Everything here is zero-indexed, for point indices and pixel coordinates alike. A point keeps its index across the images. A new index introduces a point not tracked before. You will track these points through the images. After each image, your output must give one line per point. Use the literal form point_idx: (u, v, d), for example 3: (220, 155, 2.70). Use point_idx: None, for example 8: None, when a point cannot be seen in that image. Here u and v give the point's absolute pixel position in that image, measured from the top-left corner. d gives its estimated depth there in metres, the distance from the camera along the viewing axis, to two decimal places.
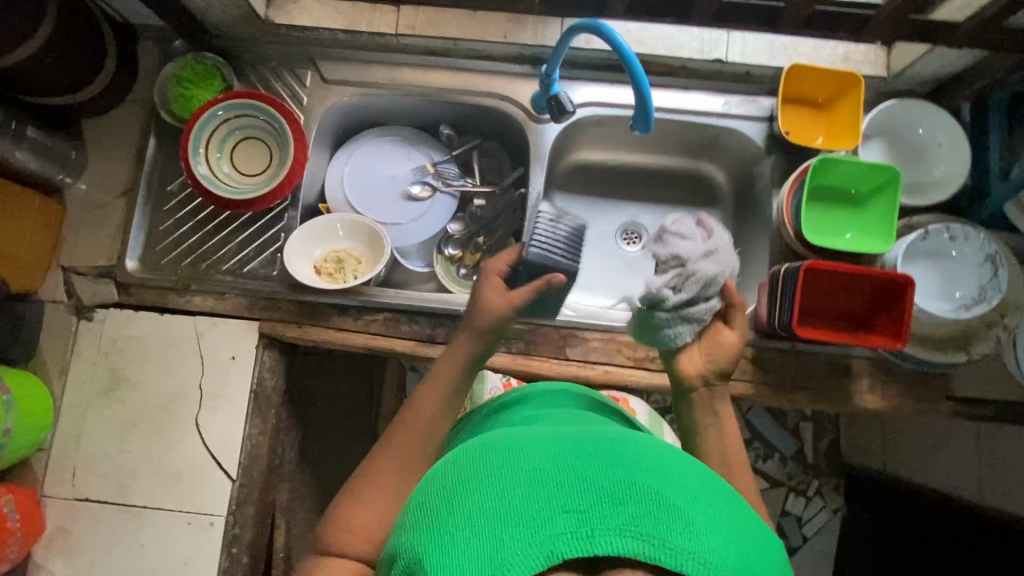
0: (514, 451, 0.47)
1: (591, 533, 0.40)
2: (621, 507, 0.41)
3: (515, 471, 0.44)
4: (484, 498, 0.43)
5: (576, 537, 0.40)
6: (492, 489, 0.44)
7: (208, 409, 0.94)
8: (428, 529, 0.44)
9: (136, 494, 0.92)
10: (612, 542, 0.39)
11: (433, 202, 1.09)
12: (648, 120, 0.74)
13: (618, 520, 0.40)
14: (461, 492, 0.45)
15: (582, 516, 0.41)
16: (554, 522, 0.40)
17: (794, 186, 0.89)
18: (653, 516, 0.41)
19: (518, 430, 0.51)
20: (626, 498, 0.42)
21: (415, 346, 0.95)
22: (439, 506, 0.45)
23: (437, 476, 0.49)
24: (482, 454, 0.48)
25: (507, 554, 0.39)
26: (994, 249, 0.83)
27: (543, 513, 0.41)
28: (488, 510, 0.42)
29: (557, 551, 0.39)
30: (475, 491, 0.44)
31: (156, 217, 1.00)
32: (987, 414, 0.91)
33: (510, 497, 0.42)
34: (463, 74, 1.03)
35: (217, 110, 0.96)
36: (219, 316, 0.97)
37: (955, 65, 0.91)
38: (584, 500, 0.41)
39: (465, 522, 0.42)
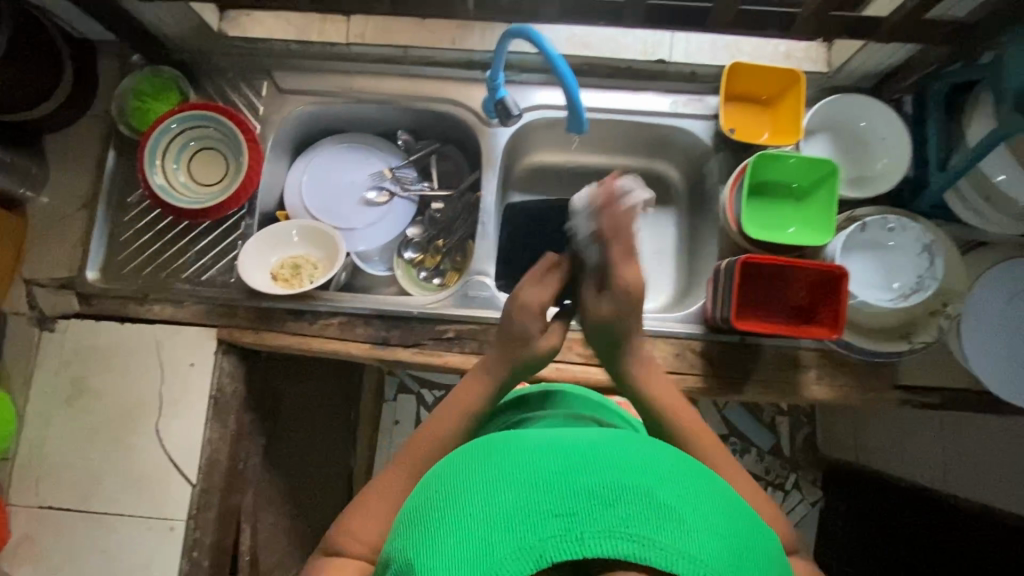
0: (508, 460, 0.51)
1: (580, 536, 0.43)
2: (608, 509, 0.44)
3: (507, 479, 0.48)
4: (480, 508, 0.47)
5: (566, 539, 0.43)
6: (488, 499, 0.47)
7: (168, 415, 0.95)
8: (427, 532, 0.48)
9: (98, 501, 0.94)
10: (601, 544, 0.43)
11: (391, 207, 1.11)
12: (581, 120, 0.76)
13: (605, 523, 0.44)
14: (460, 501, 0.49)
15: (570, 519, 0.44)
16: (544, 525, 0.44)
17: (733, 184, 0.91)
18: (641, 517, 0.44)
19: (514, 436, 0.55)
20: (614, 501, 0.45)
21: (369, 348, 0.96)
22: (437, 509, 0.50)
23: (437, 485, 0.53)
24: (477, 464, 0.52)
25: (500, 556, 0.43)
26: (930, 239, 0.85)
27: (534, 516, 0.45)
28: (483, 516, 0.46)
29: (547, 553, 0.43)
30: (470, 501, 0.48)
31: (116, 227, 1.02)
32: (934, 402, 0.92)
33: (504, 506, 0.46)
34: (415, 80, 1.04)
35: (172, 122, 0.99)
36: (178, 324, 0.98)
37: (892, 59, 0.93)
38: (572, 504, 0.45)
39: (462, 526, 0.47)
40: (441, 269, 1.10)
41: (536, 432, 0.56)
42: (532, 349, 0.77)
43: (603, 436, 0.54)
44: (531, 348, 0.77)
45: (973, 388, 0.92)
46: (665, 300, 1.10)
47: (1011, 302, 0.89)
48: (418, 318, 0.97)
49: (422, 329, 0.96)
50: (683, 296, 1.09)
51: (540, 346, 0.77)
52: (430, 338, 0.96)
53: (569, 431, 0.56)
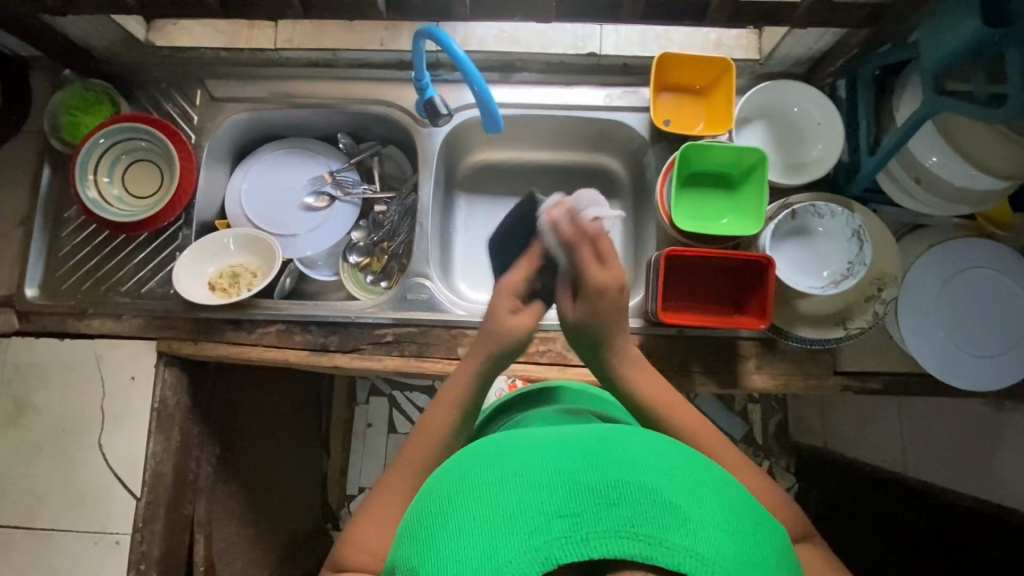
0: (513, 461, 0.51)
1: (586, 536, 0.43)
2: (613, 508, 0.45)
3: (512, 481, 0.48)
4: (481, 512, 0.47)
5: (572, 541, 0.43)
6: (489, 502, 0.47)
7: (110, 429, 0.95)
8: (430, 537, 0.48)
9: (44, 517, 0.94)
10: (608, 543, 0.43)
11: (331, 211, 1.10)
12: (496, 119, 0.78)
13: (610, 522, 0.44)
14: (458, 505, 0.49)
15: (576, 519, 0.44)
16: (550, 527, 0.44)
17: (664, 177, 0.91)
18: (644, 515, 0.44)
19: (519, 438, 0.56)
20: (620, 500, 0.45)
21: (309, 355, 0.96)
22: (440, 513, 0.49)
23: (435, 491, 0.53)
24: (479, 466, 0.52)
25: (506, 559, 0.43)
26: (858, 224, 0.85)
27: (538, 518, 0.45)
28: (486, 518, 0.46)
29: (553, 555, 0.43)
30: (471, 505, 0.48)
31: (54, 243, 1.02)
32: (875, 387, 0.91)
33: (506, 508, 0.46)
34: (349, 83, 1.04)
35: (100, 137, 0.98)
36: (118, 338, 0.98)
37: (820, 43, 0.92)
38: (577, 505, 0.45)
39: (467, 530, 0.46)
40: (388, 271, 1.09)
41: (538, 431, 0.57)
42: (503, 331, 0.76)
43: (605, 433, 0.55)
44: (512, 330, 0.76)
45: (914, 371, 0.92)
46: None
47: (945, 286, 0.89)
48: (358, 323, 0.97)
49: (361, 334, 0.96)
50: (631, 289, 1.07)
51: (509, 327, 0.76)
52: (369, 342, 0.96)
53: (573, 429, 0.56)
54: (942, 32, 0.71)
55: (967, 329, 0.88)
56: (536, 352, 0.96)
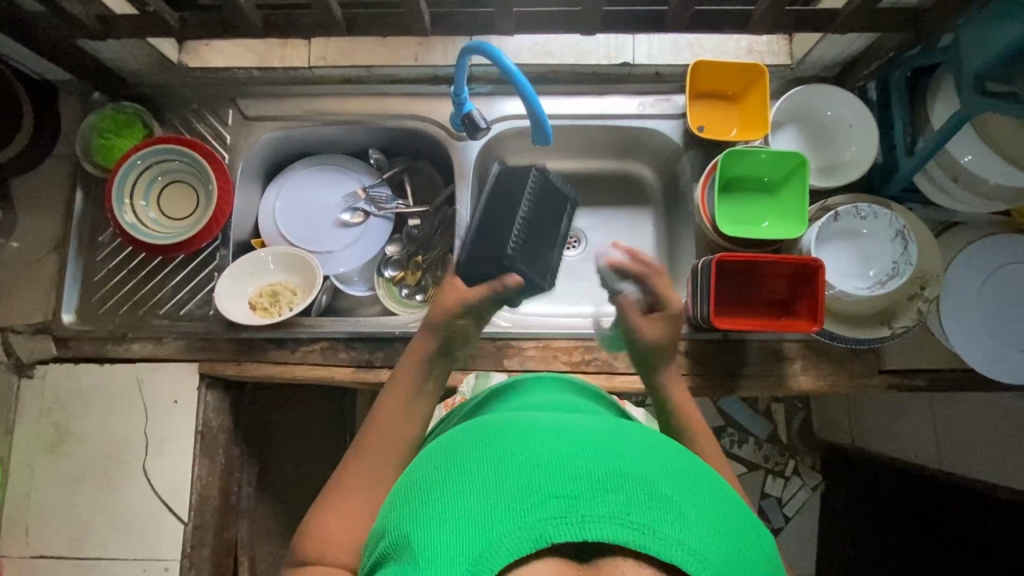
0: (508, 437, 0.48)
1: (581, 519, 0.41)
2: (611, 494, 0.42)
3: (506, 456, 0.45)
4: (475, 482, 0.44)
5: (566, 522, 0.41)
6: (484, 474, 0.45)
7: (155, 454, 0.94)
8: (415, 511, 0.45)
9: (89, 546, 0.92)
10: (604, 529, 0.40)
11: (366, 226, 1.10)
12: (546, 130, 0.81)
13: (608, 508, 0.41)
14: (454, 474, 0.46)
15: (571, 502, 0.41)
16: (544, 507, 0.41)
17: (704, 183, 0.92)
18: (643, 505, 0.41)
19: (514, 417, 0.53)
20: (617, 486, 0.42)
21: (354, 372, 0.96)
22: (428, 485, 0.47)
23: (429, 462, 0.50)
24: (475, 442, 0.49)
25: (496, 536, 0.41)
26: (901, 224, 0.86)
27: (534, 495, 0.42)
28: (478, 493, 0.43)
29: (546, 534, 0.40)
30: (466, 476, 0.45)
31: (89, 268, 1.01)
32: (919, 384, 0.92)
33: (501, 481, 0.44)
34: (382, 98, 1.05)
35: (136, 158, 0.98)
36: (159, 361, 0.97)
37: (853, 47, 0.93)
38: (576, 486, 0.42)
39: (455, 503, 0.44)
40: (423, 285, 1.09)
41: (537, 415, 0.54)
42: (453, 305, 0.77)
43: (607, 423, 0.52)
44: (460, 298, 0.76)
45: (956, 366, 0.93)
46: None
47: (987, 280, 0.90)
48: (402, 338, 0.96)
49: (405, 349, 0.96)
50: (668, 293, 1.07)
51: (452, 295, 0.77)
52: None
53: (571, 416, 0.53)
54: (984, 34, 0.73)
55: (1008, 324, 0.89)
56: (581, 361, 0.96)
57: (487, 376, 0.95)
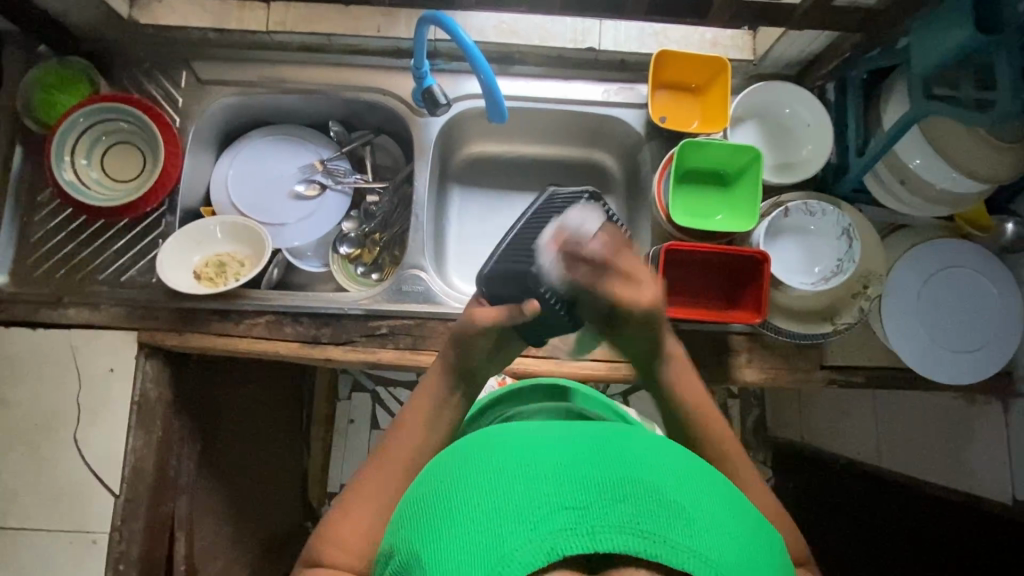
0: (520, 451, 0.49)
1: (592, 530, 0.41)
2: (620, 503, 0.43)
3: (515, 472, 0.46)
4: (486, 497, 0.45)
5: (578, 533, 0.41)
6: (495, 489, 0.46)
7: (87, 423, 0.91)
8: (427, 530, 0.46)
9: (13, 517, 0.89)
10: (615, 538, 0.41)
11: (322, 200, 1.07)
12: (501, 108, 0.83)
13: (617, 517, 0.42)
14: (463, 492, 0.47)
15: (582, 512, 0.42)
16: (555, 519, 0.42)
17: (661, 174, 0.93)
18: (652, 513, 0.43)
19: (523, 431, 0.54)
20: (624, 496, 0.44)
21: (299, 347, 0.94)
22: (440, 504, 0.48)
23: (437, 479, 0.51)
24: (485, 457, 0.50)
25: (507, 550, 0.41)
26: (847, 222, 0.88)
27: (543, 509, 0.43)
28: (490, 508, 0.44)
29: (557, 547, 0.41)
30: (475, 492, 0.46)
31: (26, 229, 0.97)
32: (859, 381, 0.95)
33: (511, 496, 0.45)
34: (343, 70, 1.02)
35: (79, 116, 0.94)
36: (96, 328, 0.94)
37: (813, 45, 0.94)
38: (585, 497, 0.43)
39: (468, 519, 0.44)
40: (379, 263, 1.07)
41: (544, 428, 0.55)
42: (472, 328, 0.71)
43: (608, 432, 0.53)
44: (468, 324, 0.71)
45: (895, 365, 0.96)
46: None
47: (928, 281, 0.93)
48: (351, 315, 0.95)
49: (354, 325, 0.95)
50: None
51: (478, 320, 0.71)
52: (363, 335, 0.95)
53: (577, 426, 0.55)
54: (933, 40, 0.73)
55: (947, 325, 0.92)
56: (532, 346, 0.96)
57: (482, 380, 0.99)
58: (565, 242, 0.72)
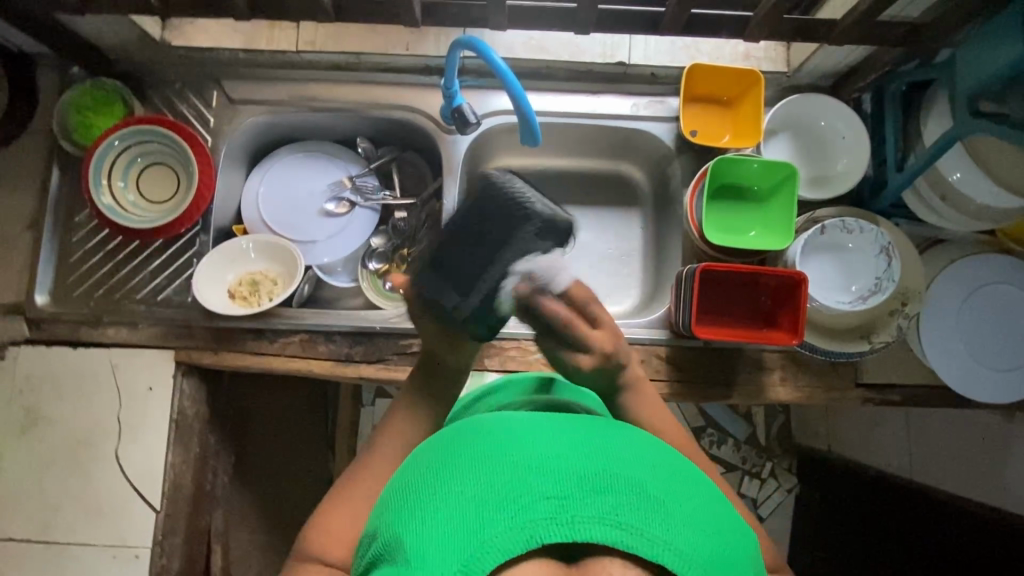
0: (501, 443, 0.49)
1: (571, 520, 0.41)
2: (600, 496, 0.43)
3: (499, 459, 0.47)
4: (468, 482, 0.46)
5: (557, 522, 0.41)
6: (478, 476, 0.46)
7: (128, 440, 0.93)
8: (408, 513, 0.46)
9: (58, 531, 0.91)
10: (593, 529, 0.41)
11: (351, 217, 1.08)
12: (534, 130, 0.82)
13: (597, 508, 0.42)
14: (447, 477, 0.47)
15: (562, 502, 0.42)
16: (534, 507, 0.42)
17: (693, 190, 0.92)
18: (631, 507, 0.42)
19: (505, 423, 0.54)
20: (605, 489, 0.43)
21: (333, 366, 0.95)
22: (424, 487, 0.48)
23: (423, 466, 0.52)
24: (470, 444, 0.50)
25: (487, 537, 0.41)
26: (886, 240, 0.86)
27: (525, 497, 0.43)
28: (471, 493, 0.45)
29: (537, 536, 0.41)
30: (461, 478, 0.47)
31: (64, 250, 0.99)
32: (895, 399, 0.93)
33: (493, 482, 0.45)
34: (370, 87, 1.02)
35: (114, 138, 0.95)
36: (135, 347, 0.95)
37: (849, 59, 0.93)
38: (565, 488, 0.43)
39: (449, 504, 0.45)
40: None
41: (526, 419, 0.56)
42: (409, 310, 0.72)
43: (592, 428, 0.53)
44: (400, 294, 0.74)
45: (933, 383, 0.94)
46: (630, 306, 1.08)
47: (968, 299, 0.91)
48: (383, 333, 0.96)
49: (386, 344, 0.95)
50: (649, 299, 1.06)
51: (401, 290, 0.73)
52: (394, 353, 0.95)
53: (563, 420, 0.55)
54: (980, 54, 0.72)
55: (987, 345, 0.90)
56: None
57: (482, 376, 0.96)
58: (529, 295, 0.67)
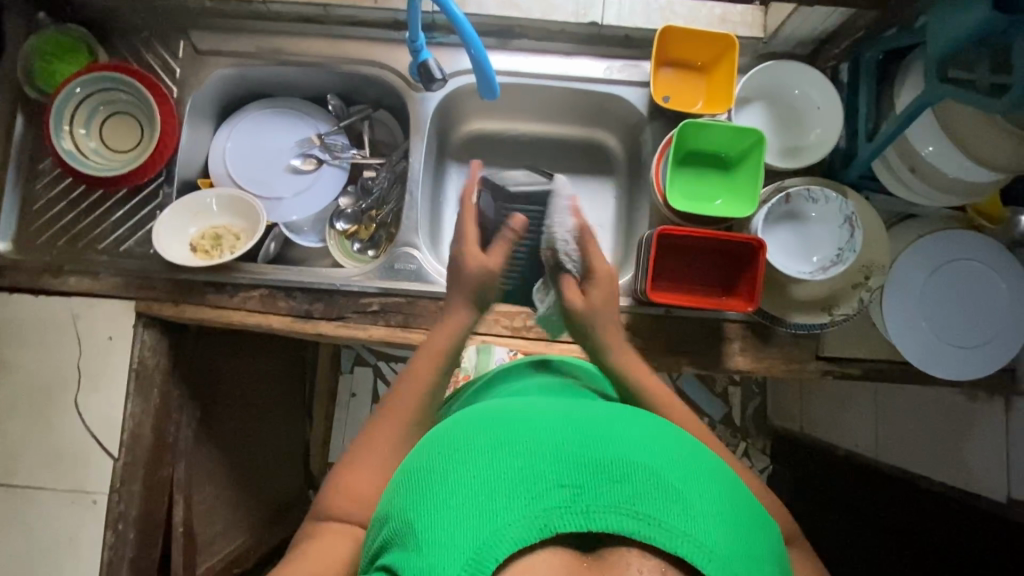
0: (513, 428, 0.48)
1: (586, 509, 0.43)
2: (615, 484, 0.44)
3: (511, 445, 0.46)
4: (480, 467, 0.45)
5: (571, 511, 0.43)
6: (490, 461, 0.46)
7: (87, 389, 0.94)
8: (419, 497, 0.46)
9: (17, 475, 0.92)
10: (608, 518, 0.42)
11: (318, 175, 1.07)
12: (492, 84, 0.80)
13: (612, 498, 0.43)
14: (457, 460, 0.47)
15: (577, 491, 0.43)
16: (549, 497, 0.43)
17: (659, 156, 0.90)
18: (646, 495, 0.43)
19: (516, 406, 0.53)
20: (620, 477, 0.44)
21: (293, 322, 0.95)
22: (433, 470, 0.47)
23: (428, 449, 0.50)
24: (481, 426, 0.49)
25: (502, 525, 0.42)
26: (851, 210, 0.85)
27: (539, 486, 0.43)
28: (483, 479, 0.44)
29: (552, 524, 0.42)
30: (470, 463, 0.46)
31: (28, 198, 0.98)
32: (854, 373, 0.93)
33: (504, 469, 0.45)
34: (340, 42, 1.01)
35: (76, 85, 0.94)
36: (97, 297, 0.95)
37: (827, 23, 0.90)
38: (580, 477, 0.44)
39: (461, 490, 0.44)
40: (376, 240, 1.06)
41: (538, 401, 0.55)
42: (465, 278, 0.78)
43: (606, 411, 0.53)
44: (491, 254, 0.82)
45: (896, 359, 0.93)
46: None
47: (933, 274, 0.90)
48: (344, 291, 0.95)
49: (347, 302, 0.95)
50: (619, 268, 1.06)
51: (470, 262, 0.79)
52: (355, 311, 0.95)
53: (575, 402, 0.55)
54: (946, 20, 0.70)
55: (951, 321, 0.89)
56: (523, 327, 0.95)
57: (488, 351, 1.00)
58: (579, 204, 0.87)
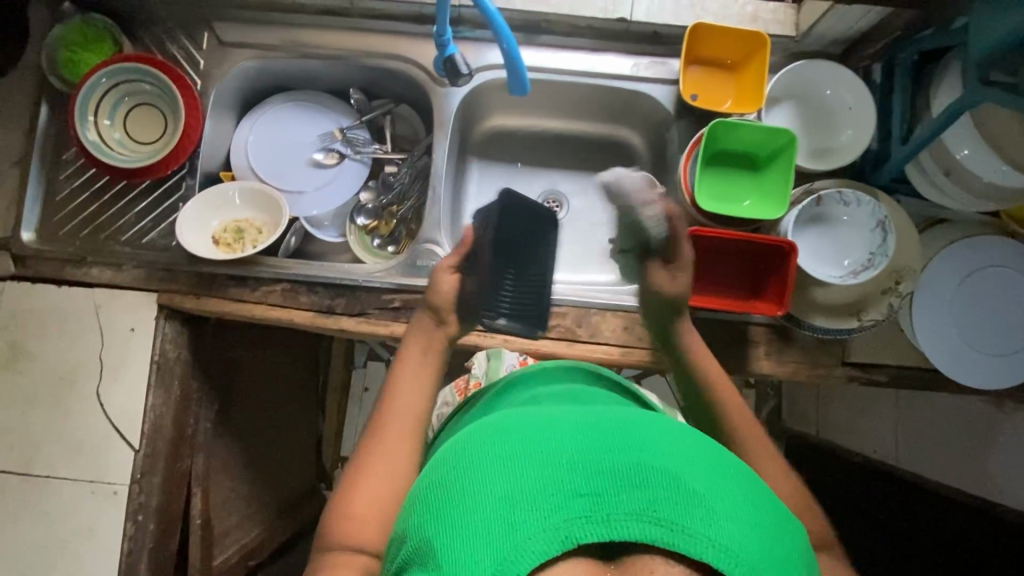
0: (527, 437, 0.47)
1: (607, 517, 0.42)
2: (634, 490, 0.43)
3: (526, 455, 0.46)
4: (496, 480, 0.45)
5: (591, 521, 0.42)
6: (506, 473, 0.45)
7: (108, 379, 0.94)
8: (437, 514, 0.45)
9: (39, 464, 0.93)
10: (630, 527, 0.41)
11: (340, 169, 1.06)
12: (522, 80, 0.79)
13: (632, 505, 0.42)
14: (472, 474, 0.46)
15: (597, 500, 0.43)
16: (568, 507, 0.42)
17: (687, 155, 0.88)
18: (667, 501, 0.43)
19: (529, 414, 0.52)
20: (639, 483, 0.43)
21: (313, 317, 0.95)
22: (448, 486, 0.46)
23: (441, 463, 0.50)
24: (493, 436, 0.49)
25: (522, 539, 0.41)
26: (883, 214, 0.83)
27: (558, 496, 0.43)
28: (501, 492, 0.44)
29: (572, 535, 0.41)
30: (485, 477, 0.45)
31: (52, 188, 0.98)
32: (881, 379, 0.91)
33: (521, 481, 0.44)
34: (364, 35, 1.00)
35: (101, 75, 0.94)
36: (119, 288, 0.96)
37: (862, 22, 0.88)
38: (599, 485, 0.43)
39: (478, 505, 0.44)
40: (396, 236, 1.06)
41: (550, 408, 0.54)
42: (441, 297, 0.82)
43: (620, 414, 0.52)
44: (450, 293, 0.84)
45: (924, 366, 0.92)
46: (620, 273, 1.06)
47: (965, 280, 0.88)
48: (366, 286, 0.95)
49: (368, 298, 0.95)
50: None
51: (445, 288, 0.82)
52: (376, 307, 0.95)
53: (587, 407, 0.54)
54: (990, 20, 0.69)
55: (982, 329, 0.87)
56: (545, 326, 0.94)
57: (500, 356, 0.91)
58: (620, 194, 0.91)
